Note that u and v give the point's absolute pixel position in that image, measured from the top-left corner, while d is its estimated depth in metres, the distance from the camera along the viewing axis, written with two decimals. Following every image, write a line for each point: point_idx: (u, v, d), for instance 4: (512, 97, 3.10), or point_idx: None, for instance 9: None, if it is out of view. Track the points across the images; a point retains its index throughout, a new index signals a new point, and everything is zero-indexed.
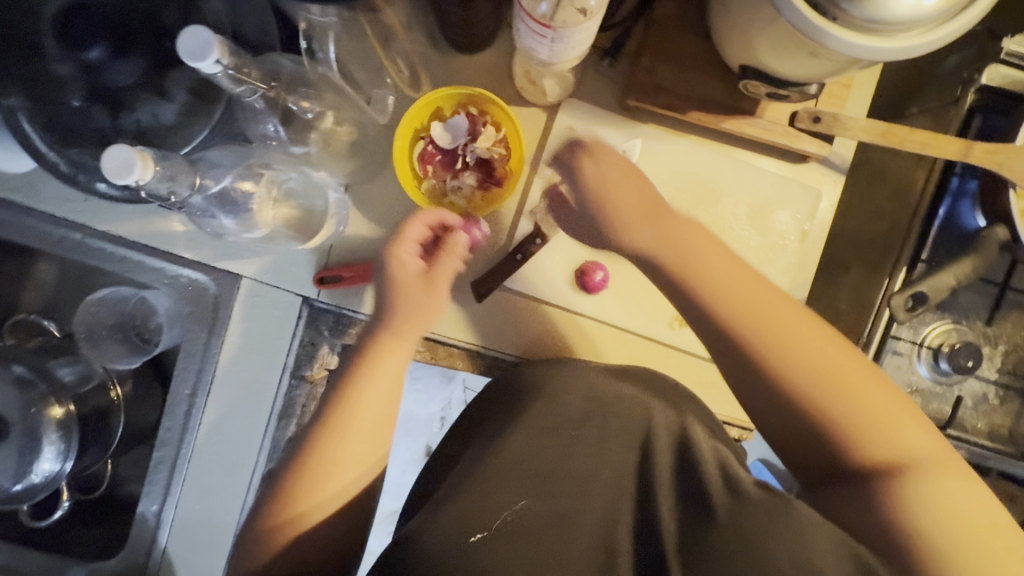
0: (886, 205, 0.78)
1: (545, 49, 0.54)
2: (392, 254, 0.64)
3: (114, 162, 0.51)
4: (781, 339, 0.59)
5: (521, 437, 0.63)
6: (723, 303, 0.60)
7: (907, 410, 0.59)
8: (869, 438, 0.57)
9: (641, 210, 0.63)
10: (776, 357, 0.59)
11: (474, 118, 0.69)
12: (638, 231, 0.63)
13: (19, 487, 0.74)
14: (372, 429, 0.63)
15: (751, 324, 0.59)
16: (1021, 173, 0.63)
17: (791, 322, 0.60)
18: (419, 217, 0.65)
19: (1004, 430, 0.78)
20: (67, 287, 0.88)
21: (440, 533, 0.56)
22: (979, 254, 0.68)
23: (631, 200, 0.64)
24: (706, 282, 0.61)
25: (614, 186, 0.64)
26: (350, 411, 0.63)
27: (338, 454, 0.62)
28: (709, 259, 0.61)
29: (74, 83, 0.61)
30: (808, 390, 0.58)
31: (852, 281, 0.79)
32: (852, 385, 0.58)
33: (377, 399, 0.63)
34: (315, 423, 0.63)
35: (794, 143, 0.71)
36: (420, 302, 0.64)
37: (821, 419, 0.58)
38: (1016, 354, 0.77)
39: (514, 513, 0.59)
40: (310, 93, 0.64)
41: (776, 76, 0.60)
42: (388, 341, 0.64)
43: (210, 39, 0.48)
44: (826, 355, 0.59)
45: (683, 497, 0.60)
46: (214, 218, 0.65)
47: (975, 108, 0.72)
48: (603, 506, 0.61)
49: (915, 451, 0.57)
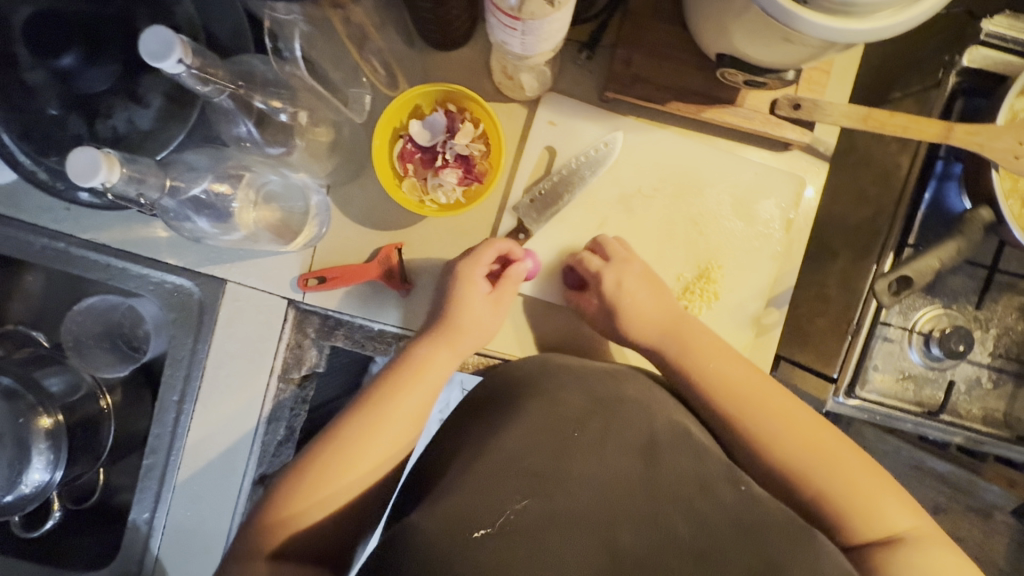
0: (872, 189, 0.79)
1: (518, 43, 0.54)
2: (463, 271, 0.68)
3: (79, 165, 0.51)
4: (764, 418, 0.64)
5: (519, 429, 0.58)
6: (711, 379, 0.66)
7: (892, 494, 0.61)
8: (848, 510, 0.59)
9: (649, 292, 0.70)
10: (765, 436, 0.63)
11: (452, 115, 0.69)
12: (636, 318, 0.70)
13: (11, 497, 0.75)
14: (395, 432, 0.64)
15: (738, 400, 0.65)
16: (1002, 154, 0.62)
17: (774, 400, 0.65)
18: (493, 244, 0.70)
19: (999, 415, 0.77)
20: (54, 298, 0.87)
21: (435, 526, 0.51)
22: (964, 235, 0.65)
23: (634, 286, 0.70)
24: (692, 358, 0.67)
25: (615, 278, 0.70)
26: (380, 415, 0.64)
27: (353, 458, 0.62)
28: (707, 340, 0.68)
29: (49, 91, 0.62)
30: (792, 463, 0.62)
31: (840, 268, 0.79)
32: (837, 458, 0.62)
33: (406, 415, 0.64)
34: (337, 425, 0.64)
35: (776, 131, 0.70)
36: (473, 321, 0.68)
37: (804, 486, 0.61)
38: (1007, 336, 0.76)
39: (516, 512, 0.53)
40: (283, 93, 0.62)
41: (752, 63, 0.60)
42: (434, 355, 0.67)
43: (171, 38, 0.47)
44: (817, 438, 0.62)
45: (689, 500, 0.56)
46: (189, 221, 0.64)
47: (957, 91, 0.69)
48: (611, 508, 0.55)
49: (898, 523, 0.59)
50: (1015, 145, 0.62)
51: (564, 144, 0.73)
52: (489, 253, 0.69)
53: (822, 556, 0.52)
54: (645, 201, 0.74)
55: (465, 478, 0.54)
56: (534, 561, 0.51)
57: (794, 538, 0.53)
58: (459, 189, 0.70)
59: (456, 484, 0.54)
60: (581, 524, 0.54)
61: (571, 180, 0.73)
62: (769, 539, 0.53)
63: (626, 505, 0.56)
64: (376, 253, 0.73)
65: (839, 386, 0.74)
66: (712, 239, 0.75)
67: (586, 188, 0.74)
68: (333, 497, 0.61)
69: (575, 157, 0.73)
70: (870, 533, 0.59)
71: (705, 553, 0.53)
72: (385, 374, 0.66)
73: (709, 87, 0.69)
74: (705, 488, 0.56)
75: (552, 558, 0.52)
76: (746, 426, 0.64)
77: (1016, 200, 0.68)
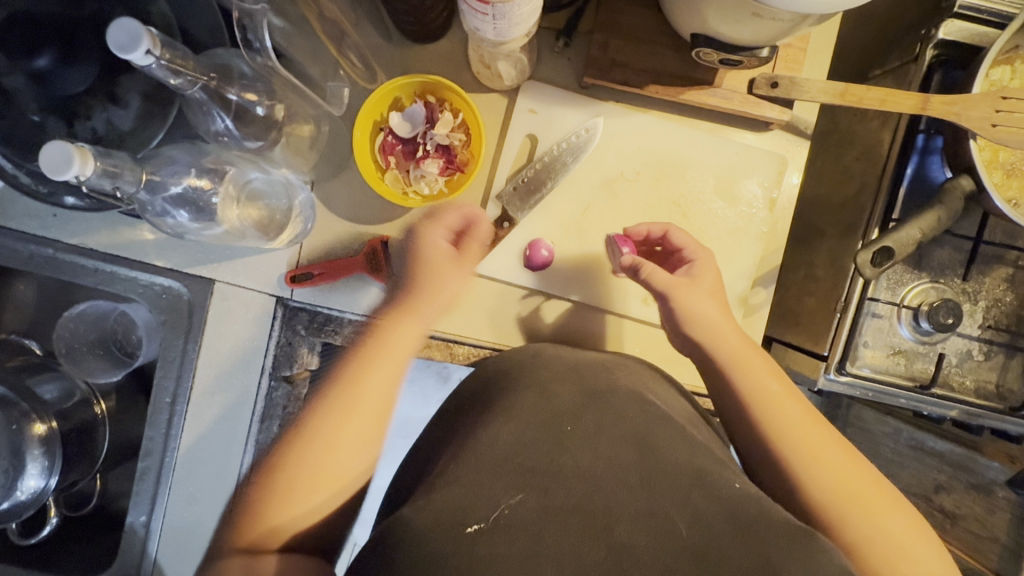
0: (855, 165, 0.77)
1: (490, 28, 0.54)
2: (425, 234, 0.68)
3: (51, 158, 0.51)
4: (779, 416, 0.62)
5: (515, 424, 0.57)
6: (726, 352, 0.65)
7: (880, 491, 0.60)
8: (835, 506, 0.59)
9: (709, 282, 0.68)
10: (773, 422, 0.62)
11: (432, 106, 0.70)
12: (703, 297, 0.67)
13: (5, 505, 0.74)
14: (360, 426, 0.65)
15: (751, 383, 0.64)
16: (979, 123, 0.62)
17: (786, 400, 0.63)
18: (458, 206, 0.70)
19: (991, 387, 0.75)
20: (45, 308, 0.87)
21: (431, 518, 0.51)
22: (945, 204, 0.65)
23: (701, 274, 0.68)
24: (728, 349, 0.65)
25: (699, 260, 0.69)
26: (355, 393, 0.65)
27: (331, 439, 0.64)
28: (728, 332, 0.66)
29: (28, 95, 0.63)
30: (797, 459, 0.61)
31: (827, 245, 0.79)
32: (830, 449, 0.61)
33: (377, 394, 0.66)
34: (320, 408, 0.65)
35: (756, 110, 0.71)
36: (442, 286, 0.69)
37: (806, 485, 0.60)
38: (997, 308, 0.75)
39: (508, 508, 0.52)
40: (258, 87, 0.63)
41: (727, 40, 0.60)
42: (405, 328, 0.68)
43: (138, 30, 0.48)
44: (811, 435, 0.62)
45: (687, 494, 0.54)
46: (170, 216, 0.64)
47: (934, 64, 0.69)
48: (604, 500, 0.54)
49: (892, 524, 0.59)
50: (992, 113, 0.62)
51: (544, 132, 0.74)
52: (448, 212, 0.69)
53: (819, 554, 0.50)
54: (628, 185, 0.75)
55: (456, 471, 0.54)
56: (529, 555, 0.50)
57: (792, 537, 0.51)
58: (441, 179, 0.70)
59: (449, 478, 0.54)
60: (573, 516, 0.52)
61: (554, 167, 0.73)
62: (768, 534, 0.51)
63: (623, 498, 0.54)
64: (363, 247, 0.73)
65: (830, 364, 0.73)
66: (696, 222, 0.75)
67: (568, 175, 0.74)
68: (306, 485, 0.62)
69: (557, 144, 0.73)
70: (859, 534, 0.58)
71: (702, 548, 0.51)
72: (359, 353, 0.68)
73: (687, 69, 0.69)
74: (702, 481, 0.55)
75: (543, 551, 0.50)
76: (752, 412, 0.63)
77: (995, 169, 0.69)
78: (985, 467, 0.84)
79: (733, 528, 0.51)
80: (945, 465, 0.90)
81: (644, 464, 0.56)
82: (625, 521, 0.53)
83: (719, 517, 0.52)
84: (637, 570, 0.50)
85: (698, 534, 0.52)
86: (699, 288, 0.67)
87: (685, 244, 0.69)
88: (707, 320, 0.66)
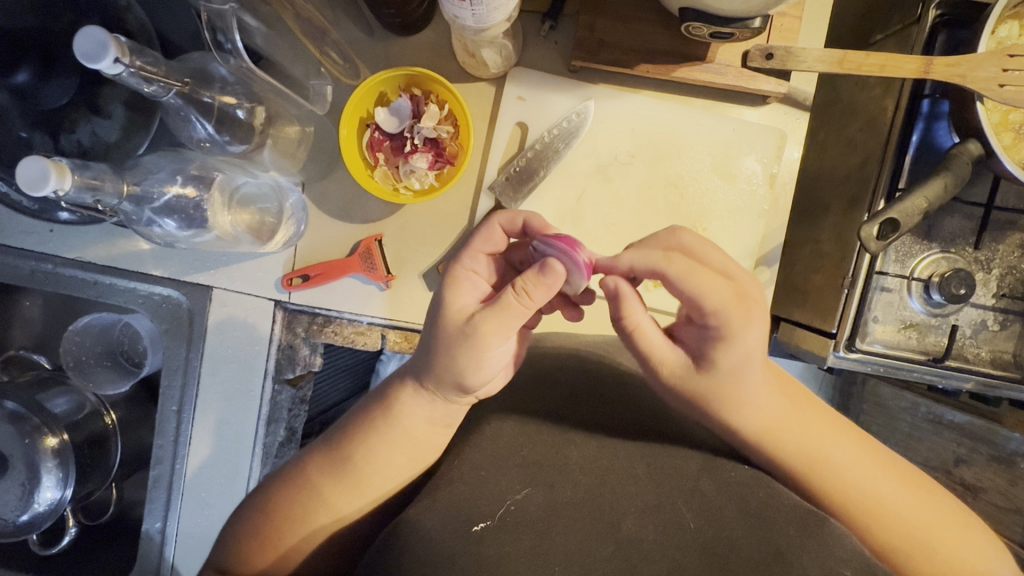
0: (859, 136, 0.74)
1: (469, 14, 0.52)
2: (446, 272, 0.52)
3: (28, 175, 0.51)
4: (796, 438, 0.54)
5: (517, 420, 0.57)
6: (723, 389, 0.51)
7: (922, 484, 0.55)
8: (874, 513, 0.53)
9: (742, 313, 0.48)
10: (782, 441, 0.53)
11: (417, 99, 0.69)
12: (727, 356, 0.50)
13: (25, 517, 0.75)
14: (373, 486, 0.55)
15: (759, 417, 0.53)
16: (986, 83, 0.59)
17: (804, 418, 0.54)
18: (377, 124, 0.69)
19: (1007, 356, 0.72)
20: (52, 322, 0.88)
21: (436, 522, 0.49)
22: (952, 170, 0.62)
23: (730, 310, 0.48)
24: (733, 380, 0.51)
25: (733, 332, 0.49)
26: (388, 446, 0.54)
27: (333, 500, 0.55)
28: (745, 370, 0.51)
29: (18, 113, 0.64)
30: (815, 471, 0.54)
31: (832, 219, 0.77)
32: (852, 455, 0.54)
33: (380, 469, 0.55)
34: (308, 460, 0.57)
35: (751, 84, 0.69)
36: (445, 340, 0.49)
37: (828, 493, 0.54)
38: (1012, 275, 0.72)
39: (517, 502, 0.51)
40: (237, 90, 0.62)
41: (715, 14, 0.57)
42: (421, 398, 0.53)
43: (105, 38, 0.47)
44: (804, 418, 0.54)
45: (694, 484, 0.53)
46: (158, 225, 0.64)
47: (938, 24, 0.65)
48: (611, 494, 0.52)
49: (925, 525, 0.53)
50: (999, 73, 0.59)
51: (535, 119, 0.72)
52: (483, 236, 0.54)
53: (832, 541, 0.48)
54: (622, 169, 0.73)
55: (461, 469, 0.53)
56: (536, 555, 0.48)
57: (801, 524, 0.49)
58: (430, 173, 0.70)
59: (453, 476, 0.53)
60: (578, 509, 0.51)
61: (546, 155, 0.72)
62: (779, 525, 0.49)
63: (629, 490, 0.52)
64: (357, 247, 0.73)
65: (838, 341, 0.70)
66: (695, 202, 0.73)
67: (560, 163, 0.73)
68: (312, 529, 0.55)
69: (548, 130, 0.72)
70: (891, 542, 0.53)
71: (713, 544, 0.49)
72: (364, 411, 0.56)
73: (677, 46, 0.67)
74: (709, 468, 0.54)
75: (551, 549, 0.48)
76: (758, 436, 0.54)
77: (1005, 131, 0.66)
78: (1005, 439, 0.83)
79: (747, 522, 0.50)
80: (963, 437, 0.88)
81: (652, 454, 0.55)
82: (635, 514, 0.51)
83: (728, 508, 0.51)
84: (647, 564, 0.48)
85: (711, 528, 0.50)
86: (721, 331, 0.49)
87: (711, 266, 0.50)
88: (718, 388, 0.51)
